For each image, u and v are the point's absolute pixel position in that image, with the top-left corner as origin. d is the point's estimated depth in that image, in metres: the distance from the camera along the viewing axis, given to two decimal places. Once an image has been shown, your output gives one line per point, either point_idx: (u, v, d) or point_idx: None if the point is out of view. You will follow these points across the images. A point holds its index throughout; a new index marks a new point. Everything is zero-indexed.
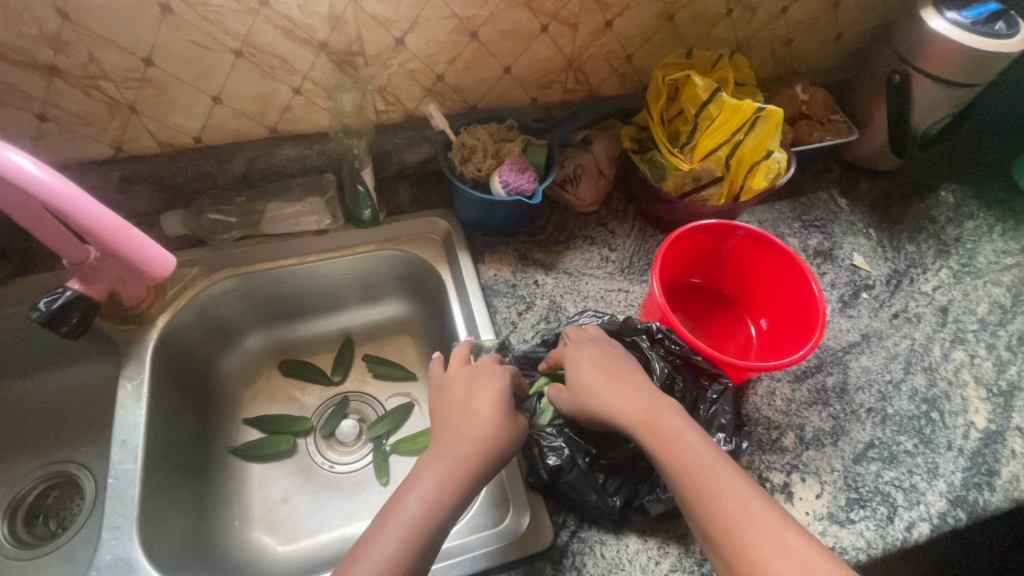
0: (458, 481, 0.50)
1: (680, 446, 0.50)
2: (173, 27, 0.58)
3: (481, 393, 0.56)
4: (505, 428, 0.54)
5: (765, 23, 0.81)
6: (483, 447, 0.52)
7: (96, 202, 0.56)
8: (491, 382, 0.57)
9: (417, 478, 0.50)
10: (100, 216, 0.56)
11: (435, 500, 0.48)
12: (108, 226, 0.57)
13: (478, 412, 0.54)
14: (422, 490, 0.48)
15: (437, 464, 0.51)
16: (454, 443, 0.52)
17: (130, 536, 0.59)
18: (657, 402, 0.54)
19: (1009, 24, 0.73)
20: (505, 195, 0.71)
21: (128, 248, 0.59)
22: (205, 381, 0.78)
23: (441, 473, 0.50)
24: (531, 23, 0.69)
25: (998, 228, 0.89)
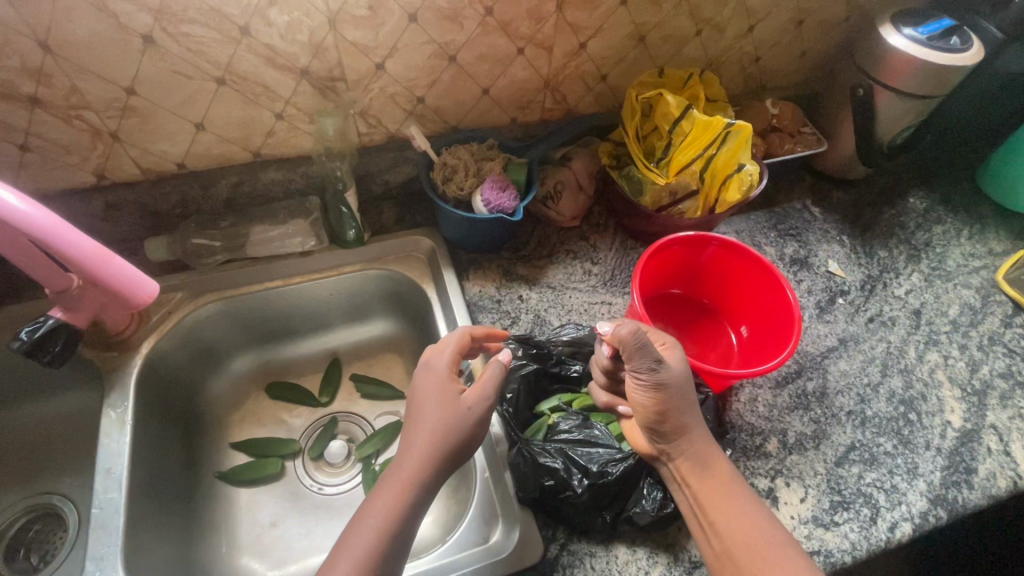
0: (405, 508, 0.51)
1: (729, 495, 0.55)
2: (156, 58, 0.59)
3: (423, 404, 0.56)
4: (451, 439, 0.54)
5: (733, 42, 0.84)
6: (426, 466, 0.53)
7: (81, 234, 0.58)
8: (434, 390, 0.57)
9: (364, 514, 0.51)
10: (84, 247, 0.57)
11: (385, 534, 0.49)
12: (88, 255, 0.58)
13: (421, 429, 0.54)
14: (369, 529, 0.49)
15: (386, 495, 0.51)
16: (400, 469, 0.53)
17: (114, 567, 0.58)
18: (717, 450, 0.58)
19: (962, 38, 0.76)
20: (487, 213, 0.73)
21: (110, 279, 0.60)
22: (190, 408, 0.77)
23: (388, 501, 0.51)
24: (508, 46, 0.72)
25: (966, 232, 0.93)
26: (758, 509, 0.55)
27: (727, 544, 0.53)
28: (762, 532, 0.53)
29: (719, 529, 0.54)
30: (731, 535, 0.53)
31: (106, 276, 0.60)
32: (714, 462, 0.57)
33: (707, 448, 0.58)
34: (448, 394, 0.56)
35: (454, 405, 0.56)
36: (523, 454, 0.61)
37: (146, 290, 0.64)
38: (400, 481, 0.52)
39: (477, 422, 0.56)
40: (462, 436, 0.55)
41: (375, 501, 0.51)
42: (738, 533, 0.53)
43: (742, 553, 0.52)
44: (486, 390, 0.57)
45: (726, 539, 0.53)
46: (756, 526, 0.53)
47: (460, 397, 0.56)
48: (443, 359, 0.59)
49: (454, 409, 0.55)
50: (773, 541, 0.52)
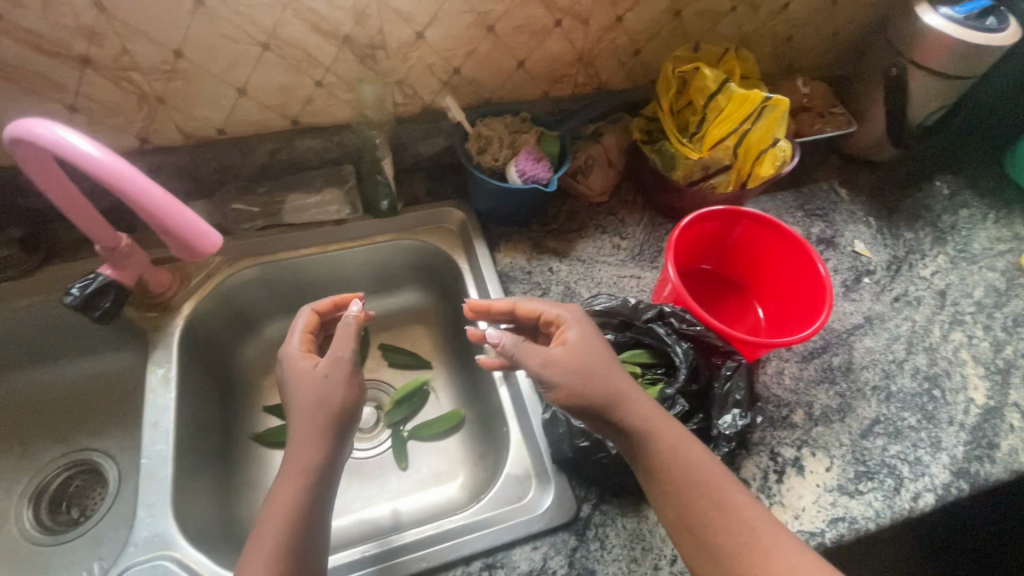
0: (305, 488, 0.49)
1: (710, 484, 0.51)
2: (205, 20, 0.60)
3: (292, 386, 0.54)
4: (311, 406, 0.52)
5: (767, 19, 0.84)
6: (310, 441, 0.50)
7: (151, 181, 0.55)
8: (291, 370, 0.55)
9: (269, 504, 0.48)
10: (152, 195, 0.55)
11: (291, 515, 0.47)
12: (155, 203, 0.55)
13: (296, 406, 0.52)
14: (278, 512, 0.47)
15: (285, 480, 0.49)
16: (291, 453, 0.50)
17: (165, 514, 0.60)
18: (662, 415, 0.53)
19: (999, 20, 0.76)
20: (521, 183, 0.74)
21: (179, 230, 0.58)
22: (227, 370, 0.79)
23: (289, 490, 0.48)
24: (545, 17, 0.72)
25: (992, 216, 0.93)
26: (710, 479, 0.51)
27: (705, 525, 0.49)
28: (725, 501, 0.50)
29: (680, 496, 0.50)
30: (693, 503, 0.50)
31: (172, 224, 0.57)
32: (682, 441, 0.52)
33: (653, 416, 0.53)
34: (300, 372, 0.55)
35: (312, 377, 0.54)
36: (556, 416, 0.63)
37: (211, 241, 0.61)
38: (292, 461, 0.50)
39: (339, 387, 0.53)
40: (337, 403, 0.53)
41: (276, 489, 0.49)
42: (727, 527, 0.49)
43: (726, 544, 0.48)
44: (340, 355, 0.55)
45: (692, 507, 0.50)
46: (717, 493, 0.50)
47: (314, 368, 0.55)
48: (292, 345, 0.58)
49: (309, 381, 0.54)
50: (739, 514, 0.49)
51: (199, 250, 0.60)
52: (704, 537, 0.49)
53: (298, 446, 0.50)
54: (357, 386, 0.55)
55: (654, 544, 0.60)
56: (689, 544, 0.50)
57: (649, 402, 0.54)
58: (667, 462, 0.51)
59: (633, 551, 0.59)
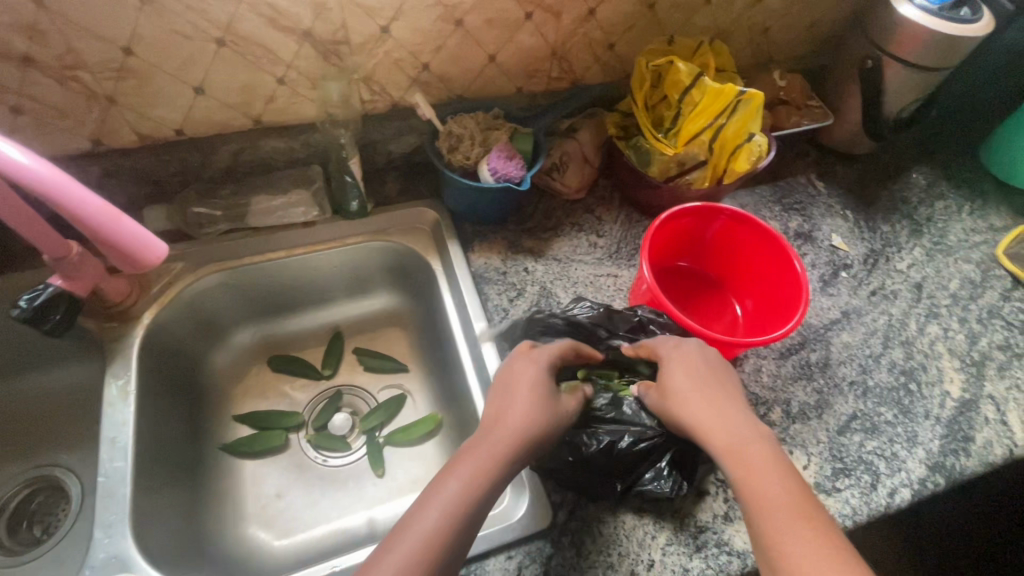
0: (482, 492, 0.47)
1: (770, 479, 0.48)
2: (154, 16, 0.57)
3: (517, 394, 0.55)
4: (535, 429, 0.53)
5: (742, 11, 0.82)
6: (519, 448, 0.51)
7: (89, 191, 0.54)
8: (535, 381, 0.56)
9: (436, 488, 0.47)
10: (92, 206, 0.54)
11: (456, 511, 0.45)
12: (94, 214, 0.54)
13: (516, 413, 0.53)
14: (449, 499, 0.46)
15: (461, 472, 0.48)
16: (475, 452, 0.50)
17: (123, 534, 0.58)
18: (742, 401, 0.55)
19: (972, 10, 0.75)
20: (493, 181, 0.72)
21: (121, 241, 0.57)
22: (194, 379, 0.77)
23: (468, 475, 0.48)
24: (516, 10, 0.70)
25: (967, 207, 0.93)
26: (796, 486, 0.48)
27: (760, 513, 0.47)
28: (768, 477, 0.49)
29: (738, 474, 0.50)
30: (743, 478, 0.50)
31: (110, 236, 0.56)
32: (748, 442, 0.52)
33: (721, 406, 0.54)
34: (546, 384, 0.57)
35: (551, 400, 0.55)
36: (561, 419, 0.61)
37: (155, 250, 0.60)
38: (481, 452, 0.50)
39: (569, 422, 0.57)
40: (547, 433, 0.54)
41: (451, 477, 0.47)
42: (774, 518, 0.46)
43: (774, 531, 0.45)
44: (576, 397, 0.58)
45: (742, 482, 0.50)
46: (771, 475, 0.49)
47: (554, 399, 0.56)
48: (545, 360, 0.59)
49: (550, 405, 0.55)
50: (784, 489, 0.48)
51: (140, 260, 0.59)
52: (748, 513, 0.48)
53: (493, 447, 0.50)
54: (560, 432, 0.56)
55: (631, 548, 0.59)
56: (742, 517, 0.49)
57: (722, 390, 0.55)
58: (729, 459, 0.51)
59: (610, 556, 0.58)
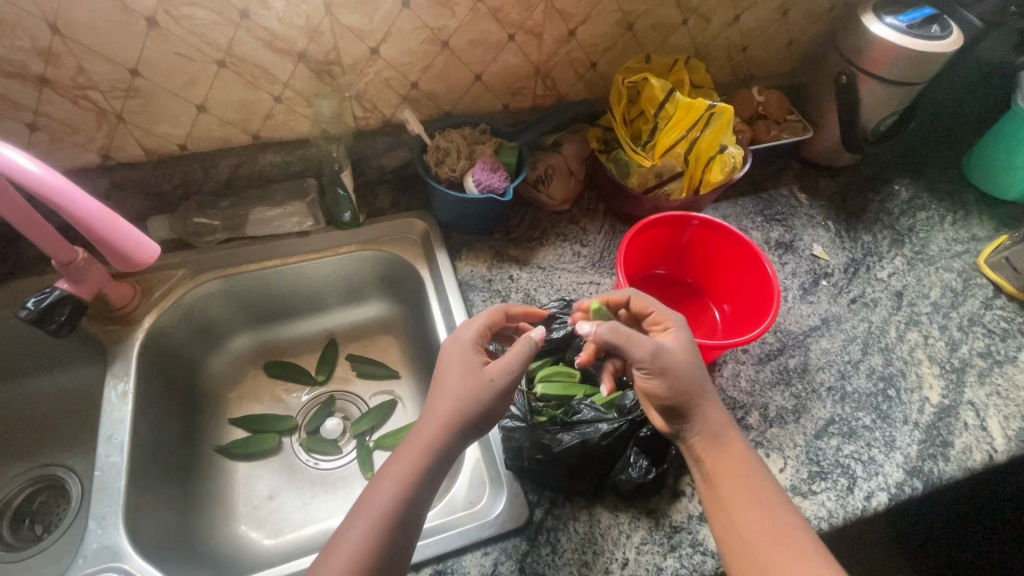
0: (416, 489, 0.51)
1: (738, 468, 0.56)
2: (159, 40, 0.62)
3: (447, 378, 0.57)
4: (482, 405, 0.55)
5: (719, 30, 0.86)
6: (447, 430, 0.54)
7: (86, 194, 0.57)
8: (459, 359, 0.58)
9: (375, 489, 0.51)
10: (89, 207, 0.57)
11: (386, 515, 0.49)
12: (91, 215, 0.57)
13: (443, 398, 0.55)
14: (379, 503, 0.50)
15: (389, 479, 0.51)
16: (404, 457, 0.53)
17: (116, 525, 0.61)
18: (732, 429, 0.59)
19: (942, 27, 0.78)
20: (477, 193, 0.75)
21: (115, 240, 0.59)
22: (191, 382, 0.80)
23: (405, 465, 0.52)
24: (498, 32, 0.74)
25: (950, 218, 0.95)
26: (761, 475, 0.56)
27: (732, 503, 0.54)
28: (777, 513, 0.53)
29: (730, 498, 0.54)
30: (742, 513, 0.53)
31: (108, 237, 0.59)
32: (726, 432, 0.58)
33: (724, 428, 0.58)
34: (473, 365, 0.58)
35: (478, 373, 0.57)
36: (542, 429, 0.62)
37: (148, 252, 0.63)
38: (414, 450, 0.53)
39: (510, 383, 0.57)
40: (482, 408, 0.55)
41: (382, 484, 0.51)
42: (743, 508, 0.53)
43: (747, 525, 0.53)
44: (511, 364, 0.57)
45: (736, 518, 0.53)
46: (776, 510, 0.53)
47: (483, 368, 0.57)
48: (469, 331, 0.61)
49: (475, 378, 0.56)
50: (791, 523, 0.53)
51: (135, 261, 0.62)
52: (755, 549, 0.51)
53: (421, 444, 0.53)
54: (506, 400, 0.57)
55: (606, 547, 0.60)
56: (738, 552, 0.52)
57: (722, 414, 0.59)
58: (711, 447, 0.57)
59: (584, 554, 0.60)
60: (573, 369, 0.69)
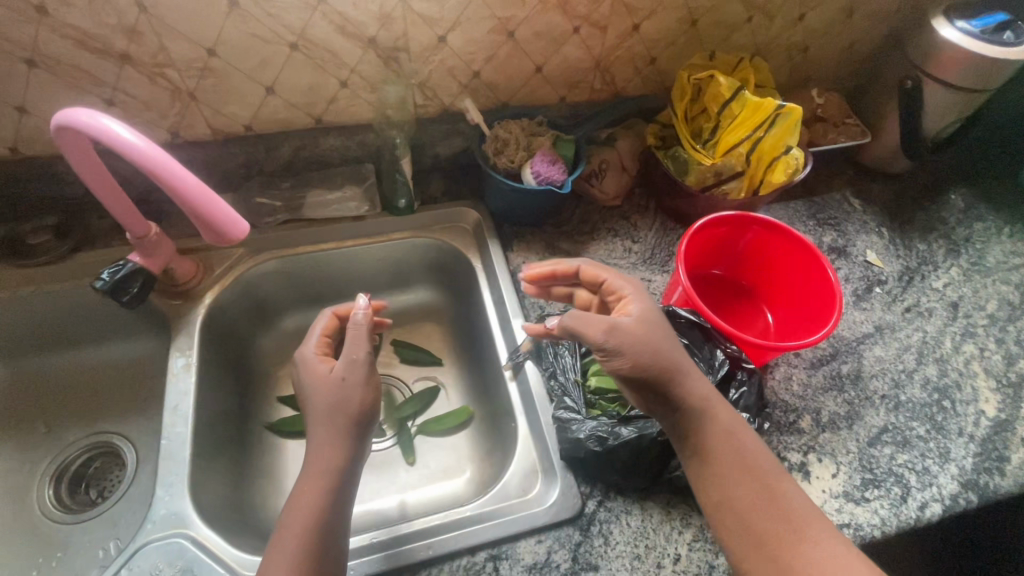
0: (323, 503, 0.51)
1: (729, 442, 0.54)
2: (238, 21, 0.63)
3: (306, 384, 0.58)
4: (341, 399, 0.56)
5: (783, 30, 0.85)
6: (338, 431, 0.54)
7: (184, 168, 0.57)
8: (307, 369, 0.59)
9: (293, 506, 0.51)
10: (186, 181, 0.57)
11: (304, 527, 0.49)
12: (189, 188, 0.57)
13: (315, 403, 0.56)
14: (292, 525, 0.49)
15: (299, 498, 0.51)
16: (303, 473, 0.53)
17: (181, 493, 0.62)
18: (714, 395, 0.56)
19: (1016, 34, 0.76)
20: (535, 184, 0.75)
21: (208, 214, 0.60)
22: (244, 360, 0.81)
23: (314, 474, 0.52)
24: (564, 24, 0.74)
25: (1007, 230, 0.93)
26: (756, 448, 0.54)
27: (731, 483, 0.52)
28: (768, 483, 0.53)
29: (725, 477, 0.53)
30: (734, 485, 0.52)
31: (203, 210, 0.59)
32: (713, 404, 0.55)
33: (707, 397, 0.56)
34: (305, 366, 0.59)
35: (326, 378, 0.57)
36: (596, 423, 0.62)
37: (237, 228, 0.63)
38: (320, 461, 0.53)
39: (347, 391, 0.57)
40: (355, 405, 0.56)
41: (294, 508, 0.50)
42: (742, 485, 0.52)
43: (748, 506, 0.51)
44: (357, 357, 0.58)
45: (732, 491, 0.52)
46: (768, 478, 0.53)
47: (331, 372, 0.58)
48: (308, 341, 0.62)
49: (312, 377, 0.57)
50: (788, 496, 0.52)
51: (226, 235, 0.62)
52: (753, 520, 0.51)
53: (319, 457, 0.53)
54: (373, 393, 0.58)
55: (658, 542, 0.60)
56: (733, 524, 0.51)
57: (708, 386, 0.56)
58: (703, 424, 0.54)
59: (637, 547, 0.60)
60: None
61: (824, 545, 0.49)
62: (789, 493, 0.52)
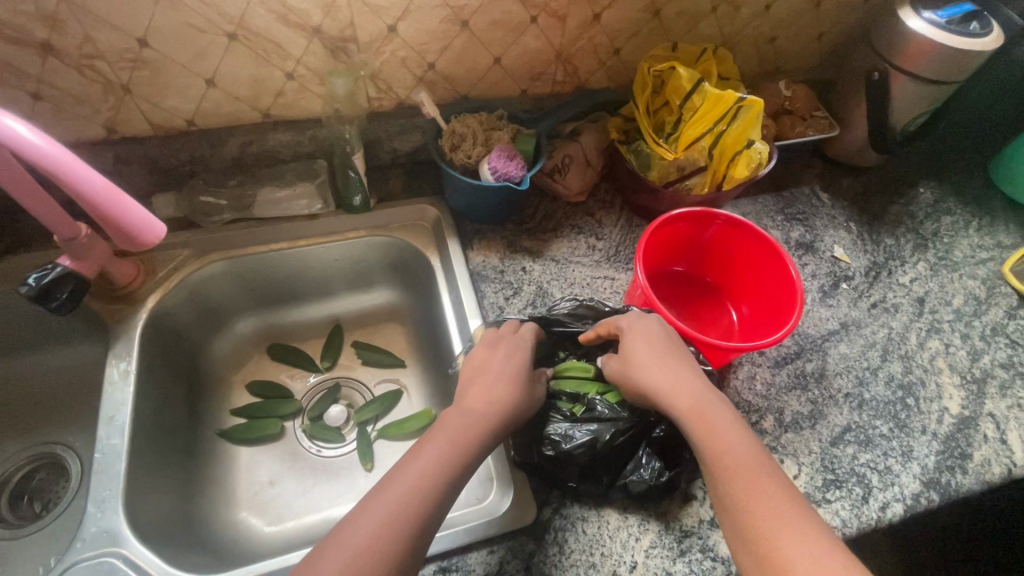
0: (446, 481, 0.49)
1: (717, 438, 0.52)
2: (169, 9, 0.59)
3: (488, 376, 0.58)
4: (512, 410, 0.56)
5: (749, 20, 0.83)
6: (486, 424, 0.54)
7: (90, 168, 0.55)
8: (517, 364, 0.60)
9: (411, 461, 0.49)
10: (93, 183, 0.55)
11: (424, 486, 0.47)
12: (96, 191, 0.55)
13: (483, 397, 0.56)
14: (410, 478, 0.47)
15: (423, 455, 0.50)
16: (435, 444, 0.51)
17: (116, 509, 0.59)
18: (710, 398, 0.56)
19: (982, 24, 0.75)
20: (493, 181, 0.73)
21: (121, 217, 0.58)
22: (194, 365, 0.78)
23: (446, 444, 0.51)
24: (521, 13, 0.71)
25: (975, 224, 0.92)
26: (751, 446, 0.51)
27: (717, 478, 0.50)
28: (763, 483, 0.48)
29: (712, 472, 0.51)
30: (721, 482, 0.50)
31: (114, 213, 0.57)
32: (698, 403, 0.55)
33: (698, 401, 0.55)
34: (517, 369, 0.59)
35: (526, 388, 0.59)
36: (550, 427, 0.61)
37: (153, 231, 0.61)
38: (458, 436, 0.52)
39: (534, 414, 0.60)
40: (513, 414, 0.56)
41: (415, 461, 0.49)
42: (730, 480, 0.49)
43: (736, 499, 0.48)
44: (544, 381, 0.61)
45: (723, 488, 0.49)
46: (763, 475, 0.49)
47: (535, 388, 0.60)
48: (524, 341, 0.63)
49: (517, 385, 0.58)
50: (777, 491, 0.48)
51: (139, 240, 0.60)
52: (746, 518, 0.47)
53: (459, 439, 0.52)
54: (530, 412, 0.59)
55: (614, 549, 0.59)
56: (732, 525, 0.48)
57: (695, 387, 0.56)
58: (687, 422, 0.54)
59: (592, 556, 0.58)
60: (586, 364, 0.66)
61: (815, 547, 0.44)
62: (783, 488, 0.48)
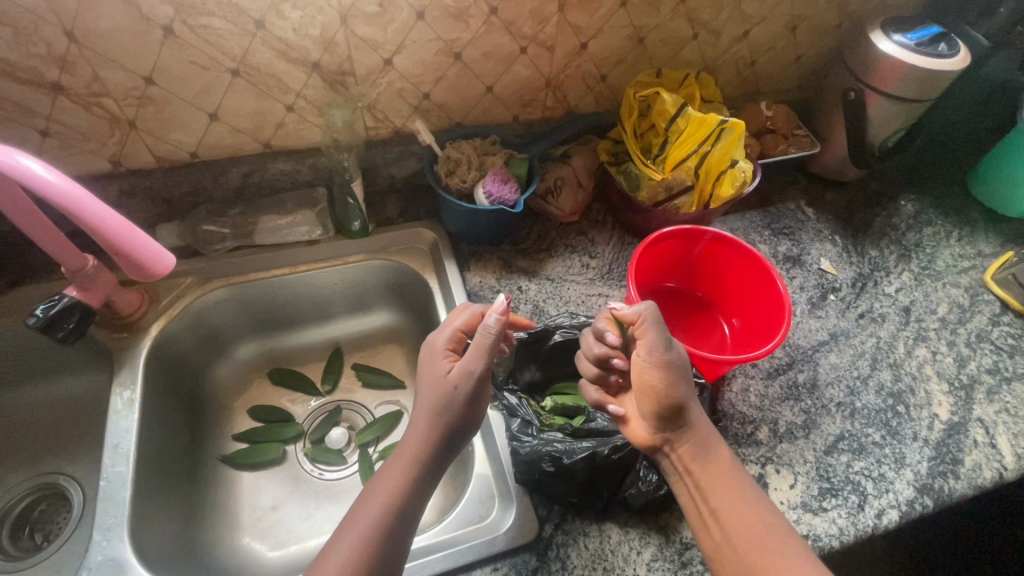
0: (391, 532, 0.49)
1: (727, 478, 0.55)
2: (174, 49, 0.62)
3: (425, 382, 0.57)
4: (456, 410, 0.55)
5: (728, 46, 0.87)
6: (427, 442, 0.54)
7: (103, 204, 0.57)
8: (433, 367, 0.57)
9: (359, 510, 0.50)
10: (106, 218, 0.57)
11: (371, 532, 0.49)
12: (110, 227, 0.57)
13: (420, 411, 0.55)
14: (358, 529, 0.49)
15: (369, 502, 0.51)
16: (374, 495, 0.51)
17: (121, 537, 0.60)
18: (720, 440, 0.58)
19: (950, 45, 0.78)
20: (488, 204, 0.75)
21: (132, 250, 0.60)
22: (197, 391, 0.79)
23: (389, 482, 0.52)
24: (511, 44, 0.74)
25: (956, 234, 0.95)
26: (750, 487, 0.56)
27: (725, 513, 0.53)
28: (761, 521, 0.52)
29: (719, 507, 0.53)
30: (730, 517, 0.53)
31: (125, 246, 0.59)
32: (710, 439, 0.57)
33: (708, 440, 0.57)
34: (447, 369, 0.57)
35: (443, 381, 0.55)
36: (546, 441, 0.62)
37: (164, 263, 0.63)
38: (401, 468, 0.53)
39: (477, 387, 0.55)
40: (458, 412, 0.55)
41: (362, 509, 0.50)
42: (737, 518, 0.53)
43: (740, 534, 0.52)
44: (478, 357, 0.56)
45: (731, 530, 0.52)
46: (762, 518, 0.53)
47: (448, 374, 0.56)
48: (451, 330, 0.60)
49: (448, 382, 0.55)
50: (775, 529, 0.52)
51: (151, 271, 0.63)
52: (748, 560, 0.50)
53: (391, 475, 0.52)
54: (479, 399, 0.56)
55: (616, 563, 0.60)
56: (733, 563, 0.51)
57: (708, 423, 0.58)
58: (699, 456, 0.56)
59: (594, 571, 0.59)
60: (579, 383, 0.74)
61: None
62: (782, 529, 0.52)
